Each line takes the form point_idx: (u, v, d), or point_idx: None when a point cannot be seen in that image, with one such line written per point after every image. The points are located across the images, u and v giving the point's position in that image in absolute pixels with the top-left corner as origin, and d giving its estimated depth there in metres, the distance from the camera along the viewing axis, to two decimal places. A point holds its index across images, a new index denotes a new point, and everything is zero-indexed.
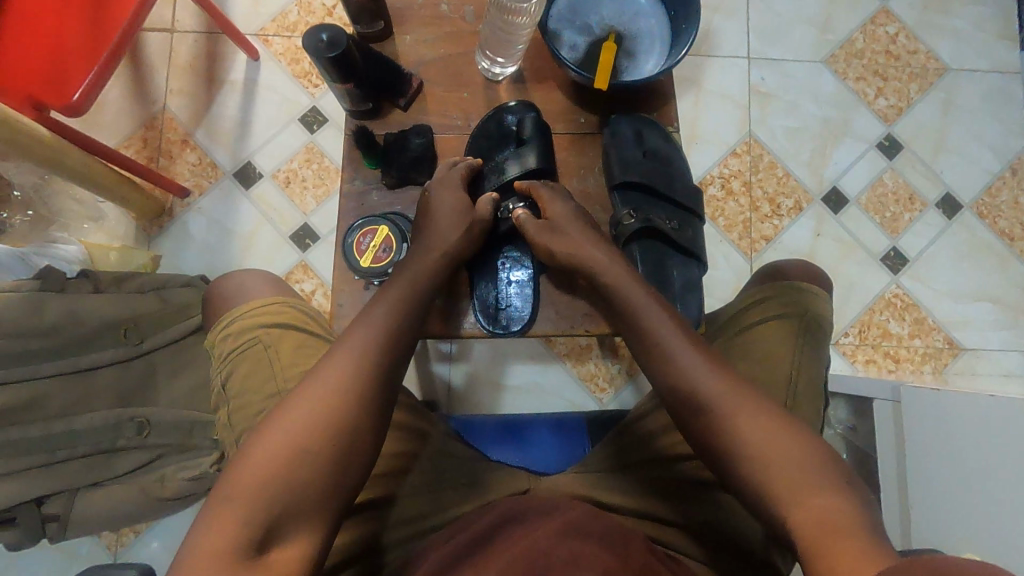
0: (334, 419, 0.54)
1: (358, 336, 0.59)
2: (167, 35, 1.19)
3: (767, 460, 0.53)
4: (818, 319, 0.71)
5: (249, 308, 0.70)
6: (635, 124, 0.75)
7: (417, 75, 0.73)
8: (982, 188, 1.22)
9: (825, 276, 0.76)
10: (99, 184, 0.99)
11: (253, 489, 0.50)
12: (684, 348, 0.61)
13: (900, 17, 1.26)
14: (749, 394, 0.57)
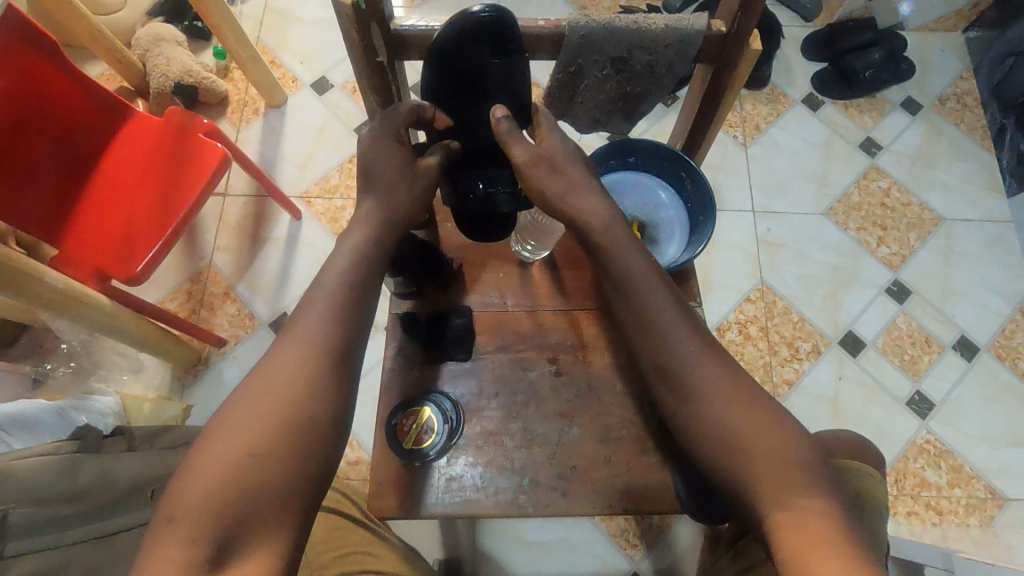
0: (293, 411, 0.53)
1: (321, 323, 0.57)
2: (220, 198, 1.31)
3: (750, 449, 0.54)
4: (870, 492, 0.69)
5: None
6: None
7: (457, 259, 0.75)
8: (996, 330, 1.25)
9: (860, 453, 0.75)
10: (143, 342, 1.03)
11: (212, 484, 0.48)
12: (672, 326, 0.61)
13: (890, 173, 1.37)
14: (736, 386, 0.58)
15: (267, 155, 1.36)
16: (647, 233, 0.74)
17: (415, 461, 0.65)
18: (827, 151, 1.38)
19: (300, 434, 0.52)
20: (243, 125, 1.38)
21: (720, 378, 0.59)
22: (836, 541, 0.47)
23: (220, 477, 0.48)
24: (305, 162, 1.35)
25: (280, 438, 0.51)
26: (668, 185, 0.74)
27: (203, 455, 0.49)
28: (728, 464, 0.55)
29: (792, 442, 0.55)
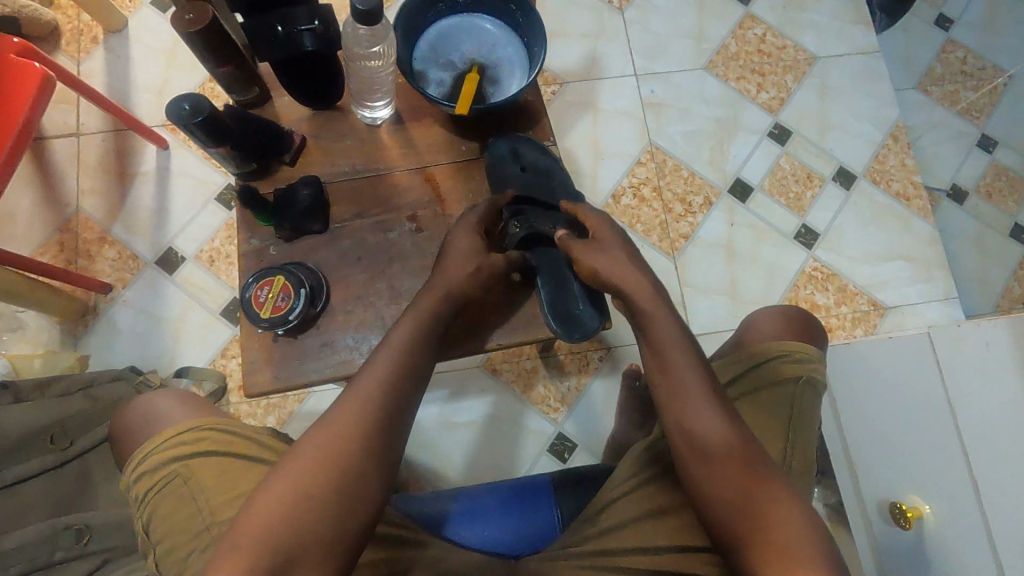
0: (344, 460, 0.55)
1: (367, 394, 0.58)
2: (74, 139, 1.21)
3: (756, 513, 0.56)
4: (812, 380, 0.71)
5: (154, 443, 0.64)
6: (510, 142, 0.75)
7: (299, 131, 0.72)
8: (870, 157, 1.31)
9: (808, 325, 0.78)
10: (13, 294, 0.97)
11: (243, 554, 0.50)
12: (694, 385, 0.63)
13: (764, 19, 1.37)
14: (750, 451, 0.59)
15: (117, 86, 1.25)
16: (488, 71, 0.74)
17: (279, 330, 0.65)
18: (702, 5, 1.37)
19: (349, 482, 0.54)
20: (83, 57, 1.25)
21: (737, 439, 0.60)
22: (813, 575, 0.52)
23: (278, 513, 0.52)
24: (161, 88, 1.25)
25: (333, 484, 0.54)
26: (495, 19, 0.74)
27: (248, 513, 0.52)
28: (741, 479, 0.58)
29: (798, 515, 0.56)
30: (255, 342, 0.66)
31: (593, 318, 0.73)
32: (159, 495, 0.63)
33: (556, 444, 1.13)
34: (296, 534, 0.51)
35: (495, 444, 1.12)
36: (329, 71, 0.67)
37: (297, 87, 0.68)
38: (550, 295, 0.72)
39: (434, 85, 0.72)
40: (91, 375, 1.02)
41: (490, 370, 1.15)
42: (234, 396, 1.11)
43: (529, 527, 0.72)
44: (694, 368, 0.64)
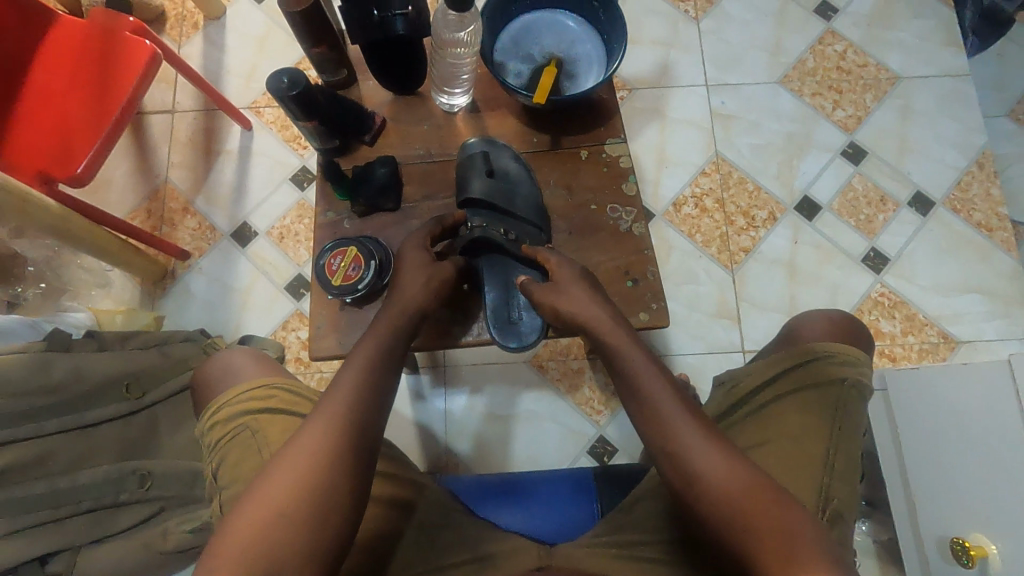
0: (311, 480, 0.54)
1: (342, 391, 0.59)
2: (169, 116, 1.30)
3: (754, 528, 0.53)
4: (859, 384, 0.69)
5: (231, 395, 0.69)
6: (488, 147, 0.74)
7: (380, 114, 0.75)
8: (952, 184, 1.25)
9: (849, 326, 0.76)
10: (105, 251, 1.05)
11: (237, 543, 0.50)
12: (667, 408, 0.61)
13: (846, 36, 1.34)
14: (735, 468, 0.56)
15: (211, 69, 1.34)
16: (566, 65, 0.75)
17: (348, 299, 0.67)
18: (781, 19, 1.35)
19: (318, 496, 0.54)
20: (184, 41, 1.35)
21: (719, 458, 0.57)
22: None
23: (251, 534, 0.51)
24: (250, 73, 1.33)
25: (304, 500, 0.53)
26: (578, 17, 0.76)
27: (244, 509, 0.53)
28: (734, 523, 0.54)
29: (796, 518, 0.53)
30: (323, 309, 0.70)
31: (533, 331, 0.69)
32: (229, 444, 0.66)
33: (597, 447, 1.12)
34: (268, 552, 0.50)
35: (536, 440, 1.13)
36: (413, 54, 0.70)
37: (382, 70, 0.72)
38: (495, 307, 0.70)
39: (513, 76, 0.73)
40: (164, 333, 1.08)
41: (537, 367, 1.16)
42: (290, 367, 1.16)
43: (569, 516, 0.73)
44: (663, 388, 0.62)
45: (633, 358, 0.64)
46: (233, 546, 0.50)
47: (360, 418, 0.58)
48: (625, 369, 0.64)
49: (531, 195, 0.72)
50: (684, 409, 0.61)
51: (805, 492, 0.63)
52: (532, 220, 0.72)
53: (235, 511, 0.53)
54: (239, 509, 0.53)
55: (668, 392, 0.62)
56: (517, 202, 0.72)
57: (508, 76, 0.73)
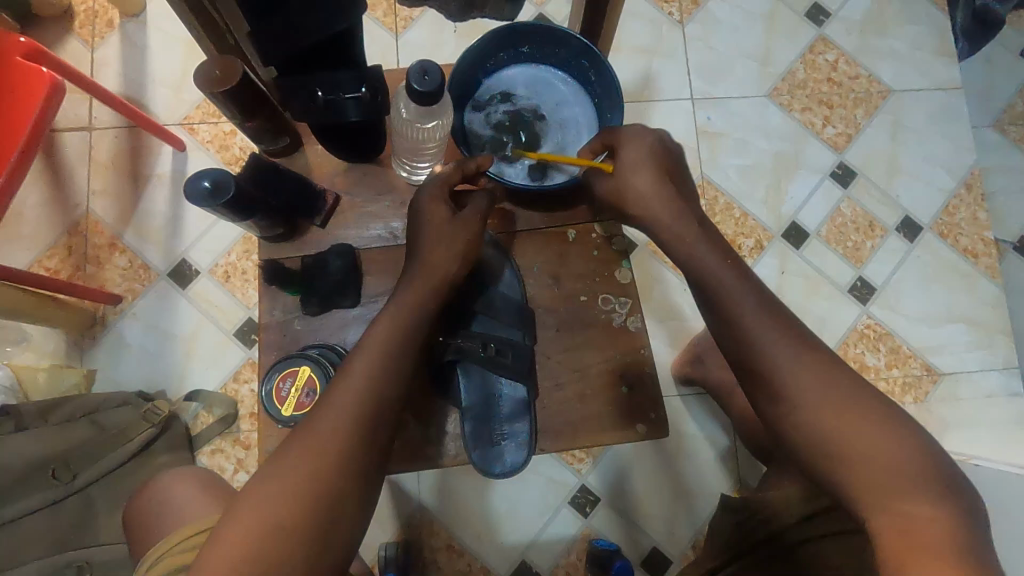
0: (336, 453, 0.50)
1: (374, 361, 0.55)
2: (85, 134, 1.13)
3: (853, 454, 0.51)
4: None
5: (171, 542, 0.59)
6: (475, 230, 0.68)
7: (332, 189, 0.64)
8: (939, 207, 1.21)
9: None
10: (17, 312, 0.91)
11: (261, 518, 0.46)
12: (767, 337, 0.58)
13: (838, 44, 1.25)
14: (833, 383, 0.54)
15: (133, 77, 1.16)
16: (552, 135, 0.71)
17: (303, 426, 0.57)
18: (771, 24, 1.25)
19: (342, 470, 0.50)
20: (97, 42, 1.16)
21: (813, 374, 0.55)
22: (944, 540, 0.46)
23: (262, 521, 0.46)
24: (180, 83, 1.16)
25: (326, 476, 0.49)
26: (569, 79, 0.71)
27: (267, 478, 0.48)
28: (831, 457, 0.53)
29: (901, 443, 0.51)
30: None
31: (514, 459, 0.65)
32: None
33: (579, 497, 1.07)
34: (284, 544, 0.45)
35: (515, 492, 1.07)
36: (370, 125, 0.58)
37: (333, 143, 0.60)
38: (473, 429, 0.66)
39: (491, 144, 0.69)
40: (98, 398, 0.95)
41: None
42: (244, 424, 1.05)
43: None
44: (753, 298, 0.60)
45: (716, 271, 0.62)
46: (256, 516, 0.46)
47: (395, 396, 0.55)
48: (713, 284, 0.62)
49: (515, 300, 0.68)
50: (777, 322, 0.58)
51: None
52: (514, 323, 0.67)
53: (258, 481, 0.49)
54: (265, 473, 0.49)
55: (758, 303, 0.59)
56: (496, 303, 0.67)
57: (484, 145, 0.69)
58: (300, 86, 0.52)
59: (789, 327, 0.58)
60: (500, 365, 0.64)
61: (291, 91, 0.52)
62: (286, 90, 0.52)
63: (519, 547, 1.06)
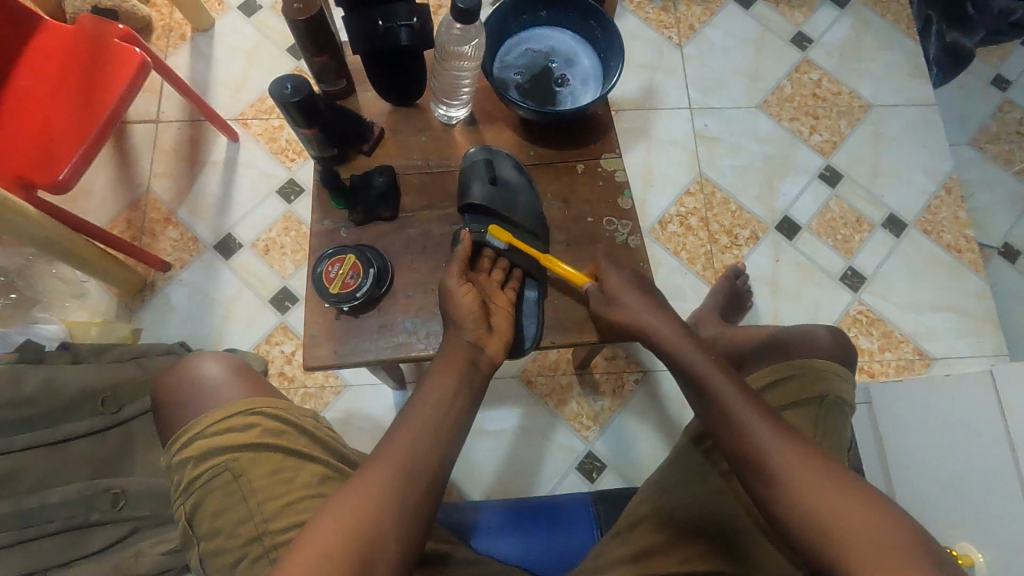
0: (362, 528, 0.53)
1: (410, 432, 0.59)
2: (153, 125, 1.28)
3: (849, 535, 0.52)
4: (838, 400, 0.71)
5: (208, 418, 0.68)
6: (488, 154, 0.74)
7: (379, 124, 0.75)
8: (922, 207, 1.31)
9: (853, 346, 0.82)
10: (83, 260, 1.02)
11: None
12: (750, 420, 0.60)
13: (821, 65, 1.40)
14: (815, 463, 0.56)
15: (198, 80, 1.33)
16: (565, 79, 0.78)
17: (343, 308, 0.67)
18: (760, 47, 1.40)
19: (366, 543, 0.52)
20: (170, 51, 1.34)
21: (800, 458, 0.57)
22: None
23: None
24: (239, 85, 1.32)
25: (348, 547, 0.51)
26: (579, 36, 0.80)
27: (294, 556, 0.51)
28: (825, 535, 0.53)
29: (894, 523, 0.52)
30: (317, 318, 0.68)
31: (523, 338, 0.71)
32: (207, 485, 0.66)
33: (586, 463, 1.12)
34: None
35: (525, 455, 1.12)
36: (414, 62, 0.70)
37: (380, 82, 0.73)
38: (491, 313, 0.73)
39: (512, 87, 0.77)
40: (144, 346, 1.05)
41: (525, 381, 1.15)
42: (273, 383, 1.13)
43: (562, 543, 0.76)
44: (742, 393, 0.62)
45: (705, 371, 0.65)
46: None
47: (432, 459, 0.58)
48: (702, 379, 0.64)
49: (534, 209, 0.74)
50: (767, 418, 0.60)
51: None
52: (533, 230, 0.73)
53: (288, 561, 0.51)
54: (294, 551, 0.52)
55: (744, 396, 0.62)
56: (516, 212, 0.73)
57: (505, 86, 0.76)
58: (363, 17, 0.65)
59: (772, 411, 0.61)
60: (523, 268, 0.72)
61: (357, 21, 0.65)
62: (351, 23, 0.65)
63: None
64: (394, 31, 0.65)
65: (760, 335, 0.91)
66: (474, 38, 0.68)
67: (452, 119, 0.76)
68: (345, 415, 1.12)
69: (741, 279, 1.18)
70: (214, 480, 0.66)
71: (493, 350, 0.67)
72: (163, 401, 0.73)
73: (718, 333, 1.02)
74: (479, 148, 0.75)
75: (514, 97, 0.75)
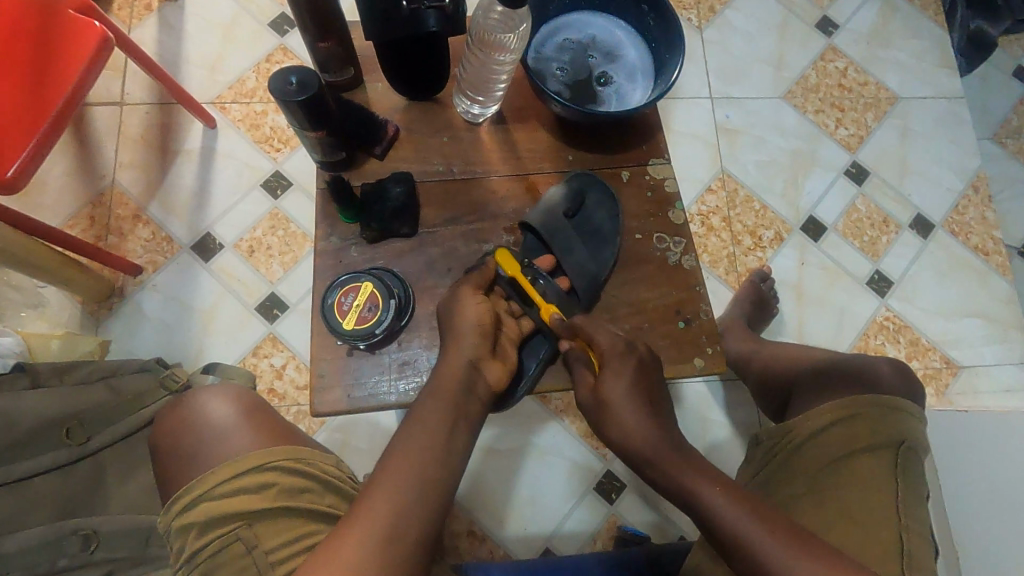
0: None
1: (374, 520, 0.50)
2: (116, 109, 1.13)
3: None
4: (913, 446, 0.66)
5: (213, 478, 0.60)
6: (583, 191, 0.69)
7: (392, 122, 0.68)
8: (949, 206, 1.25)
9: (915, 376, 0.76)
10: (41, 269, 0.89)
11: None
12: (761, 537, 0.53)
13: (847, 53, 1.32)
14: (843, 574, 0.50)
15: (168, 56, 1.18)
16: (612, 73, 0.71)
17: (359, 345, 0.62)
18: (784, 32, 1.31)
19: None
20: (134, 23, 1.18)
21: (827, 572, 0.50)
22: None
23: None
24: (215, 64, 1.18)
25: None
26: (628, 26, 0.72)
27: None
28: None
29: None
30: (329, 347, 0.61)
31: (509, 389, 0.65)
32: (217, 558, 0.58)
33: (604, 483, 1.04)
34: None
35: (538, 479, 1.04)
36: (436, 42, 0.62)
37: (392, 69, 0.65)
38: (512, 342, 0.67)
39: (554, 80, 0.69)
40: (116, 362, 0.92)
41: (539, 397, 1.07)
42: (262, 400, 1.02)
43: None
44: (731, 496, 0.56)
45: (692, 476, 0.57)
46: None
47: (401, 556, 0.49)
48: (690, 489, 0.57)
49: (596, 271, 0.67)
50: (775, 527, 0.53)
51: None
52: (578, 288, 0.66)
53: None
54: None
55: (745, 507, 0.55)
56: (572, 262, 0.66)
57: (546, 79, 0.69)
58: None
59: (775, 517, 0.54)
60: (528, 316, 0.66)
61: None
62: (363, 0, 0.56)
63: (541, 535, 1.01)
64: (422, 12, 0.57)
65: (811, 358, 0.84)
66: (515, 26, 0.59)
67: (478, 116, 0.69)
68: (342, 435, 1.01)
69: (768, 283, 1.10)
70: (224, 554, 0.58)
71: (491, 374, 0.61)
72: (159, 448, 0.65)
73: (749, 351, 0.95)
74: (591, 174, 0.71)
75: (557, 92, 0.69)
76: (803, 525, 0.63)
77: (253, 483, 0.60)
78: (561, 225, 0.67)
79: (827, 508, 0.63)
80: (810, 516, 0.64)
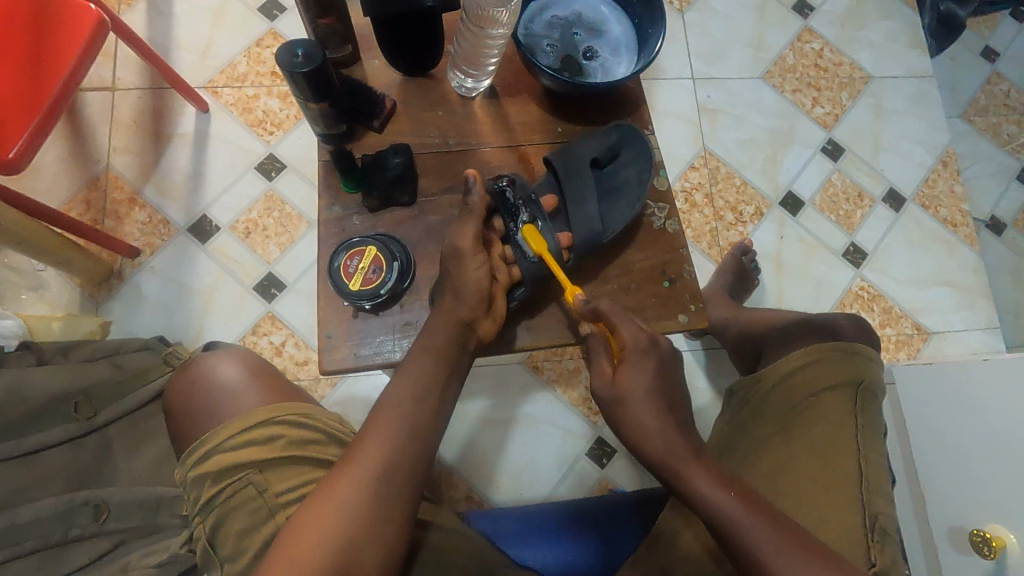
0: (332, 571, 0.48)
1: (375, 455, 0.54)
2: (108, 94, 1.14)
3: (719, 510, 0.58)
4: (871, 386, 0.71)
5: (226, 430, 0.63)
6: (629, 150, 0.73)
7: (390, 97, 0.71)
8: (920, 180, 1.30)
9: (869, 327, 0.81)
10: (42, 250, 0.91)
11: None
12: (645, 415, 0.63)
13: (822, 34, 1.36)
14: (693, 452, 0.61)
15: (158, 41, 1.19)
16: (598, 46, 0.75)
17: (364, 306, 0.65)
18: (762, 14, 1.35)
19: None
20: (123, 8, 1.19)
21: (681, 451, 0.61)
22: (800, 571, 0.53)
23: None
24: (205, 49, 1.19)
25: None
26: (611, 2, 0.76)
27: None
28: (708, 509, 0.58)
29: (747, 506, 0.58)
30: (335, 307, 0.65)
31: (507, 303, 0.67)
32: (231, 504, 0.61)
33: (595, 449, 1.09)
34: None
35: (532, 445, 1.08)
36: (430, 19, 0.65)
37: (389, 47, 0.68)
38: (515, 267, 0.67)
39: (544, 53, 0.73)
40: (117, 342, 0.95)
41: (531, 367, 1.11)
42: None
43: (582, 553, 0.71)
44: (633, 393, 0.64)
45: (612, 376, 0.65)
46: None
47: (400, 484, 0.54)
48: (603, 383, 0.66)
49: (598, 229, 0.69)
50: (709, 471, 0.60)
51: (851, 508, 0.62)
52: (577, 244, 0.68)
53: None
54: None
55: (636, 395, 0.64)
56: (579, 214, 0.69)
57: (536, 53, 0.72)
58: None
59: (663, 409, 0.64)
60: (520, 264, 0.66)
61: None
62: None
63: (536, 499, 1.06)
64: None
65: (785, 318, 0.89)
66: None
67: (475, 92, 0.73)
68: (342, 409, 1.04)
69: (750, 256, 1.14)
70: (239, 499, 0.61)
71: (486, 336, 0.64)
72: (172, 407, 0.68)
73: (730, 316, 1.00)
74: (630, 130, 0.74)
75: (547, 65, 0.72)
76: (773, 461, 0.68)
77: (263, 436, 0.63)
78: (586, 175, 0.70)
79: (792, 445, 0.68)
80: (777, 452, 0.69)
